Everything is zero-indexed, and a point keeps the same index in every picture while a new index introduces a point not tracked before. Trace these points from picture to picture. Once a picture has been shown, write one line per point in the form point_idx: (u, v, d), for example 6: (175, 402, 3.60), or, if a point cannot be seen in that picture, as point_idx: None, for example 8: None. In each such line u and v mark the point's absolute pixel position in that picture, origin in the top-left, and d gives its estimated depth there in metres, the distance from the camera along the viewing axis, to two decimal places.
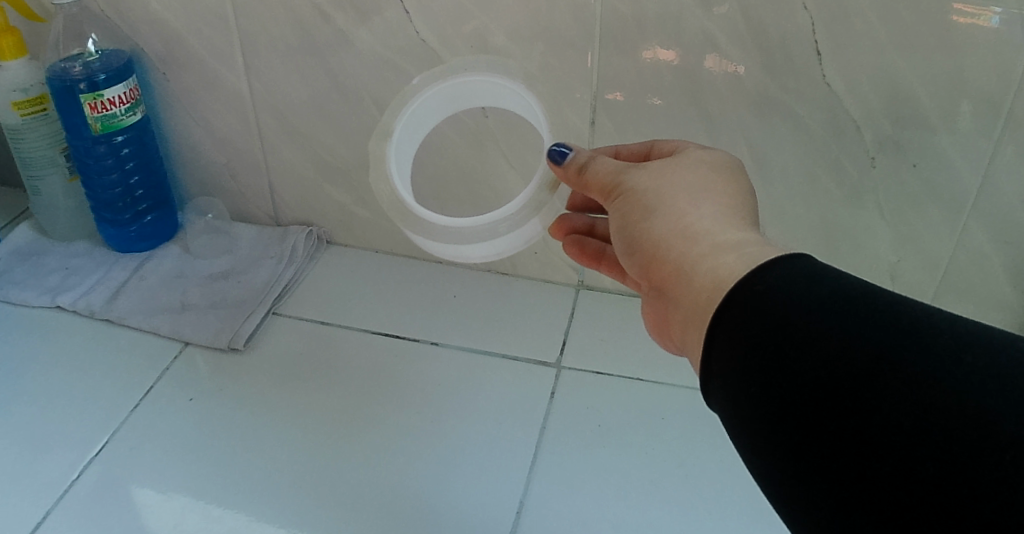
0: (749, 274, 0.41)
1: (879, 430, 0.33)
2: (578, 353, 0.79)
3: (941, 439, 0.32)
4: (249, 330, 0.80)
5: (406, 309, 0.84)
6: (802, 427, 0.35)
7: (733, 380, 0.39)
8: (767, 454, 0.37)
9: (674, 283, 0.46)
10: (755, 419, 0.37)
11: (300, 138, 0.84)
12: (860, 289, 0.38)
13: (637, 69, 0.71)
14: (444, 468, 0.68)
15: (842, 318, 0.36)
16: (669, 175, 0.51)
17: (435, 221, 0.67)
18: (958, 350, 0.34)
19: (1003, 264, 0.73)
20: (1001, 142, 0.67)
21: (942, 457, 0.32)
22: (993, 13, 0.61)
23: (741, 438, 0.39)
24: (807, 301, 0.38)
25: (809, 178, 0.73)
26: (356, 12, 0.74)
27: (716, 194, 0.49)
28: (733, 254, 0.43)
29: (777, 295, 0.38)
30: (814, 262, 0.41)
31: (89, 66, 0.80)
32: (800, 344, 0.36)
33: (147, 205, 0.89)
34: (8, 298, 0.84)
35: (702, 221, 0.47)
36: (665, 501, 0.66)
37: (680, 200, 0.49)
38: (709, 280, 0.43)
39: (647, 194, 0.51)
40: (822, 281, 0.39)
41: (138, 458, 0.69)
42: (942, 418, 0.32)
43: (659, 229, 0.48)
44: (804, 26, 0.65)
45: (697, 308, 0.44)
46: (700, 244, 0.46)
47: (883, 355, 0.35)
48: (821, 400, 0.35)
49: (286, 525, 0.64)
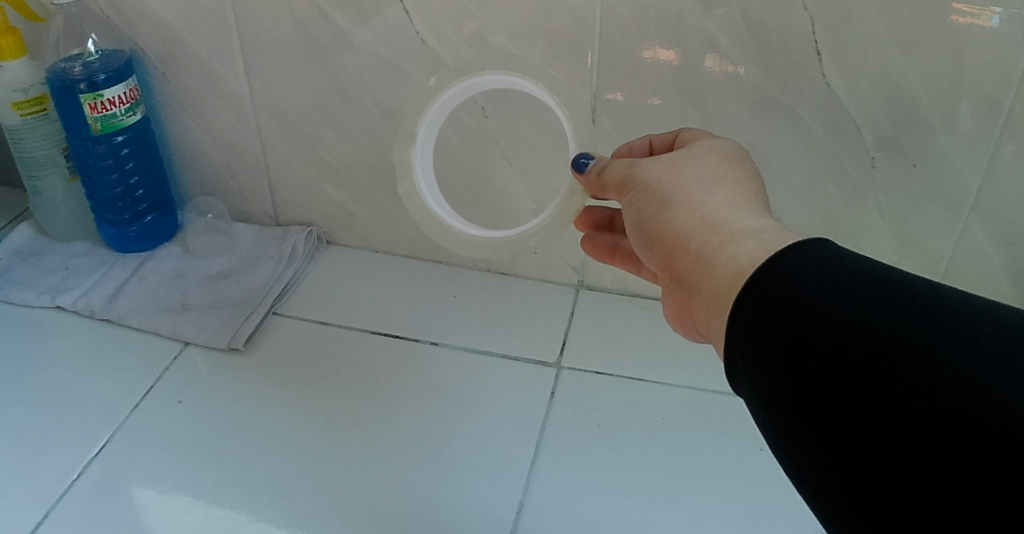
0: (767, 262, 0.41)
1: (893, 411, 0.34)
2: (579, 353, 0.79)
3: (953, 418, 0.32)
4: (249, 330, 0.80)
5: (405, 309, 0.84)
6: (820, 411, 0.36)
7: (753, 366, 0.39)
8: (788, 439, 0.37)
9: (695, 272, 0.47)
10: (774, 402, 0.38)
11: (300, 138, 0.84)
12: (875, 271, 0.38)
13: (637, 69, 0.71)
14: (443, 469, 0.68)
15: (859, 301, 0.37)
16: (682, 165, 0.51)
17: (464, 231, 0.69)
18: (971, 328, 0.34)
19: (1004, 264, 0.73)
20: (1001, 142, 0.67)
21: (954, 437, 0.32)
22: (994, 13, 0.61)
23: (761, 421, 0.40)
24: (823, 286, 0.38)
25: (809, 178, 0.73)
26: (356, 12, 0.74)
27: (730, 183, 0.50)
28: (753, 241, 0.44)
29: (794, 282, 0.39)
30: (831, 245, 0.41)
31: (89, 66, 0.80)
32: (817, 328, 0.37)
33: (147, 205, 0.89)
34: (9, 298, 0.84)
35: (720, 209, 0.47)
36: (665, 501, 0.66)
37: (696, 190, 0.49)
38: (730, 268, 0.43)
39: (662, 186, 0.51)
40: (840, 264, 0.39)
41: (139, 458, 0.69)
42: (955, 397, 0.33)
43: (677, 220, 0.49)
44: (803, 26, 0.65)
45: (719, 295, 0.44)
46: (720, 232, 0.46)
47: (897, 336, 0.35)
48: (840, 383, 0.35)
49: (286, 525, 0.64)
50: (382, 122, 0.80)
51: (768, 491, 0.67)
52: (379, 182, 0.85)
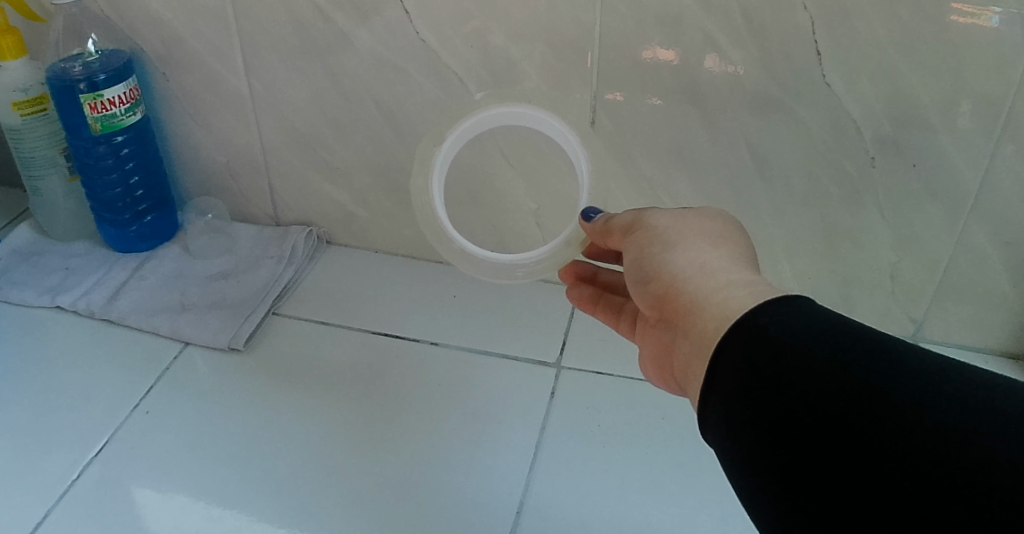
0: (755, 308, 0.42)
1: (862, 451, 0.34)
2: (578, 353, 0.79)
3: (919, 459, 0.33)
4: (249, 330, 0.80)
5: (406, 309, 0.84)
6: (795, 453, 0.36)
7: (729, 406, 0.40)
8: (758, 480, 0.38)
9: (683, 314, 0.47)
10: (747, 442, 0.38)
11: (300, 138, 0.84)
12: (852, 326, 0.39)
13: (637, 69, 0.71)
14: (445, 468, 0.68)
15: (838, 349, 0.37)
16: (690, 217, 0.53)
17: (456, 242, 0.68)
18: (940, 380, 0.35)
19: (1004, 264, 0.73)
20: (1001, 142, 0.67)
21: (919, 475, 0.33)
22: (993, 13, 0.61)
23: (731, 462, 0.40)
24: (803, 333, 0.39)
25: (809, 180, 0.73)
26: (356, 12, 0.74)
27: (732, 242, 0.51)
28: (744, 290, 0.44)
29: (777, 326, 0.40)
30: (812, 302, 0.42)
31: (89, 66, 0.80)
32: (793, 371, 0.37)
33: (147, 205, 0.89)
34: (9, 298, 0.84)
35: (717, 261, 0.48)
36: (664, 500, 0.66)
37: (698, 241, 0.50)
38: (719, 311, 0.44)
39: (666, 230, 0.52)
40: (820, 318, 0.40)
41: (139, 459, 0.69)
42: (923, 442, 0.33)
43: (674, 262, 0.49)
44: (803, 26, 0.65)
45: (705, 338, 0.45)
46: (714, 279, 0.47)
47: (871, 382, 0.36)
48: (813, 424, 0.36)
49: (287, 525, 0.64)
50: (382, 122, 0.80)
51: None
52: (379, 182, 0.85)
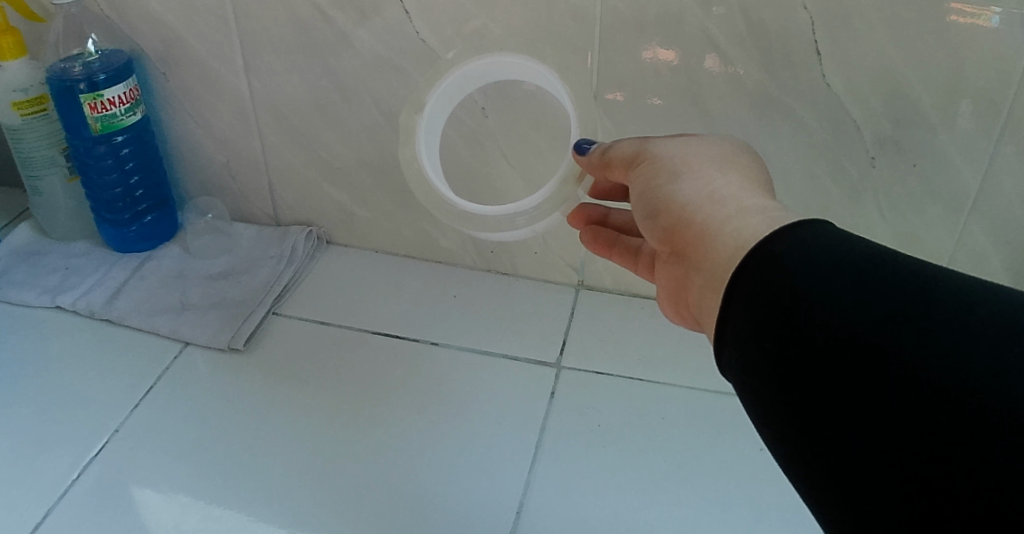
0: (772, 235, 0.41)
1: (891, 381, 0.34)
2: (578, 353, 0.79)
3: (952, 389, 0.32)
4: (249, 330, 0.80)
5: (405, 310, 0.84)
6: (819, 384, 0.36)
7: (746, 343, 0.40)
8: (780, 415, 0.37)
9: (696, 245, 0.47)
10: (768, 379, 0.38)
11: (300, 138, 0.84)
12: (876, 252, 0.38)
13: (637, 69, 0.71)
14: (443, 466, 0.68)
15: (862, 277, 0.37)
16: (697, 146, 0.52)
17: (453, 206, 0.67)
18: (972, 305, 0.34)
19: (1003, 263, 0.73)
20: (1001, 141, 0.67)
21: (951, 404, 0.32)
22: (993, 13, 0.61)
23: (751, 397, 0.40)
24: (824, 262, 0.38)
25: (809, 179, 0.73)
26: (356, 12, 0.74)
27: (742, 168, 0.50)
28: (757, 216, 0.44)
29: (793, 256, 0.39)
30: (832, 227, 0.41)
31: (89, 66, 0.80)
32: (814, 302, 0.37)
33: (147, 205, 0.89)
34: (8, 298, 0.84)
35: (728, 188, 0.48)
36: (665, 501, 0.66)
37: (706, 168, 0.50)
38: (732, 240, 0.44)
39: (672, 161, 0.51)
40: (842, 245, 0.39)
41: (140, 457, 0.69)
42: (958, 370, 0.33)
43: (682, 194, 0.49)
44: (803, 26, 0.65)
45: (719, 268, 0.44)
46: (725, 207, 0.46)
47: (899, 310, 0.35)
48: (838, 354, 0.35)
49: (286, 525, 0.64)
50: (382, 122, 0.80)
51: (768, 489, 0.67)
52: (379, 182, 0.85)
